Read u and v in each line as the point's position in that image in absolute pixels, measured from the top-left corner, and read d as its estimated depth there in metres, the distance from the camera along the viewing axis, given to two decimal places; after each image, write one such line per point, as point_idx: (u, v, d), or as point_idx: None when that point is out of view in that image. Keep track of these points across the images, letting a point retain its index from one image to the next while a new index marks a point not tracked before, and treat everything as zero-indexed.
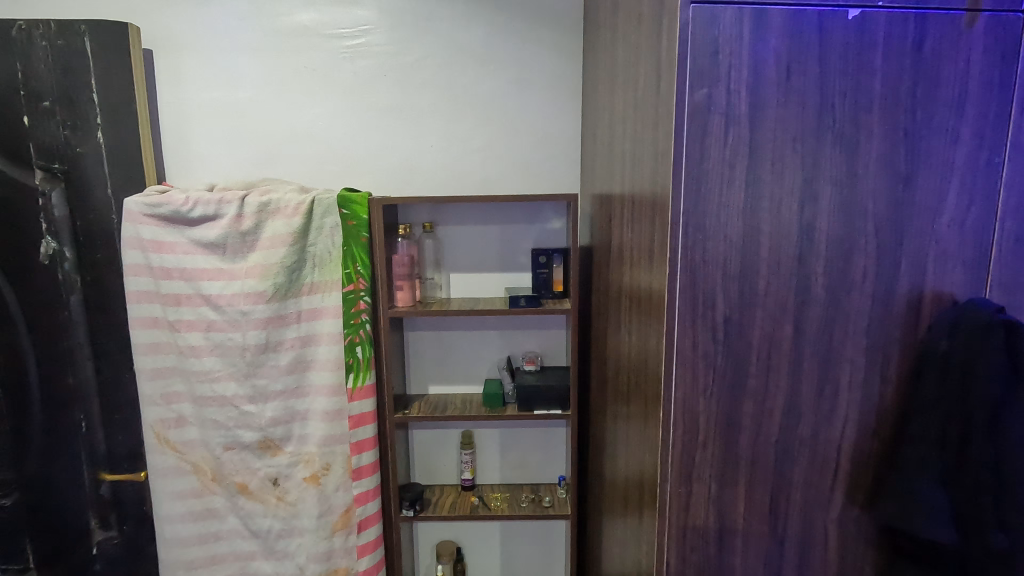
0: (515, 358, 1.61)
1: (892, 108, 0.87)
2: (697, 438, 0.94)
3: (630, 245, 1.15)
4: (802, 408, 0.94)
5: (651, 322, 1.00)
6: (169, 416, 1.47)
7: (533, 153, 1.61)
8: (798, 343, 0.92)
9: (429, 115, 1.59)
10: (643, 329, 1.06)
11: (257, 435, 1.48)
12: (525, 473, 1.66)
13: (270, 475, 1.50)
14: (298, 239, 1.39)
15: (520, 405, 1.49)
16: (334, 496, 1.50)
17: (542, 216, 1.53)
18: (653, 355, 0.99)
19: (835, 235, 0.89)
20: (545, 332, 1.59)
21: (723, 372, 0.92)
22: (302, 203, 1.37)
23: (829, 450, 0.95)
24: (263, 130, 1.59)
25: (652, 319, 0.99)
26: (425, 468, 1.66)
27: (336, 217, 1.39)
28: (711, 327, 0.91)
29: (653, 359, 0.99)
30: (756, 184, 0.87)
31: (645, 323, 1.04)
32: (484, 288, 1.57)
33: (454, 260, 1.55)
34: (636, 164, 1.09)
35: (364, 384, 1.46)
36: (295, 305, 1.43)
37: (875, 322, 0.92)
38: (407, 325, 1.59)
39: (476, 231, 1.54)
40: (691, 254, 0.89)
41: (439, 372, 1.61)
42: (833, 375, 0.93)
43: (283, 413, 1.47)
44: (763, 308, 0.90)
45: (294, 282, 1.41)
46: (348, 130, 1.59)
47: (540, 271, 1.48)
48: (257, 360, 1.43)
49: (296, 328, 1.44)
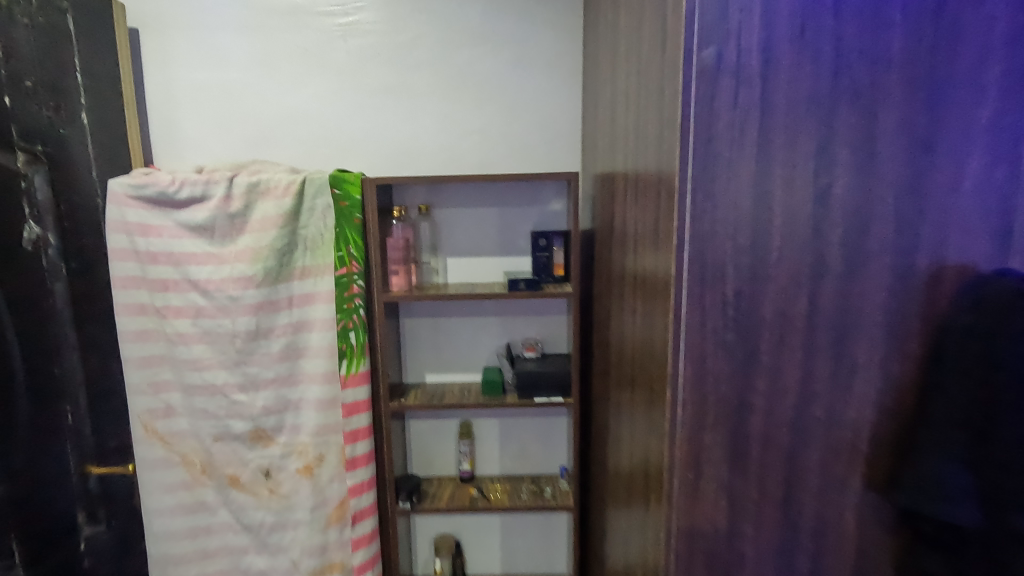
0: (515, 345, 1.56)
1: (912, 68, 0.82)
2: (707, 421, 0.89)
3: (633, 224, 1.10)
4: (816, 388, 0.89)
5: (657, 300, 0.95)
6: (157, 406, 1.42)
7: (533, 134, 1.56)
8: (813, 319, 0.87)
9: (425, 95, 1.54)
10: (648, 309, 1.00)
11: (248, 425, 1.43)
12: (526, 464, 1.61)
13: (262, 466, 1.46)
14: (288, 222, 1.33)
15: (520, 392, 1.44)
16: (328, 488, 1.45)
17: (542, 198, 1.48)
18: (659, 334, 0.94)
19: (852, 203, 0.84)
20: (546, 317, 1.54)
21: (733, 349, 0.87)
22: (293, 182, 1.32)
23: (846, 433, 0.90)
24: (254, 111, 1.53)
25: (658, 297, 0.94)
26: (422, 460, 1.61)
27: (328, 198, 1.33)
28: (721, 302, 0.86)
29: (659, 339, 0.94)
30: (768, 149, 0.82)
31: (650, 303, 0.99)
32: (483, 273, 1.52)
33: (451, 243, 1.50)
34: (639, 139, 1.05)
35: (358, 372, 1.39)
36: (286, 290, 1.37)
37: (893, 296, 0.87)
38: (403, 311, 1.54)
39: (473, 213, 1.49)
40: (700, 224, 0.84)
41: (437, 360, 1.56)
42: (849, 352, 0.88)
43: (275, 402, 1.42)
44: (776, 281, 0.85)
45: (285, 265, 1.36)
46: (340, 111, 1.54)
47: (540, 254, 1.44)
48: (248, 348, 1.38)
49: (287, 314, 1.38)
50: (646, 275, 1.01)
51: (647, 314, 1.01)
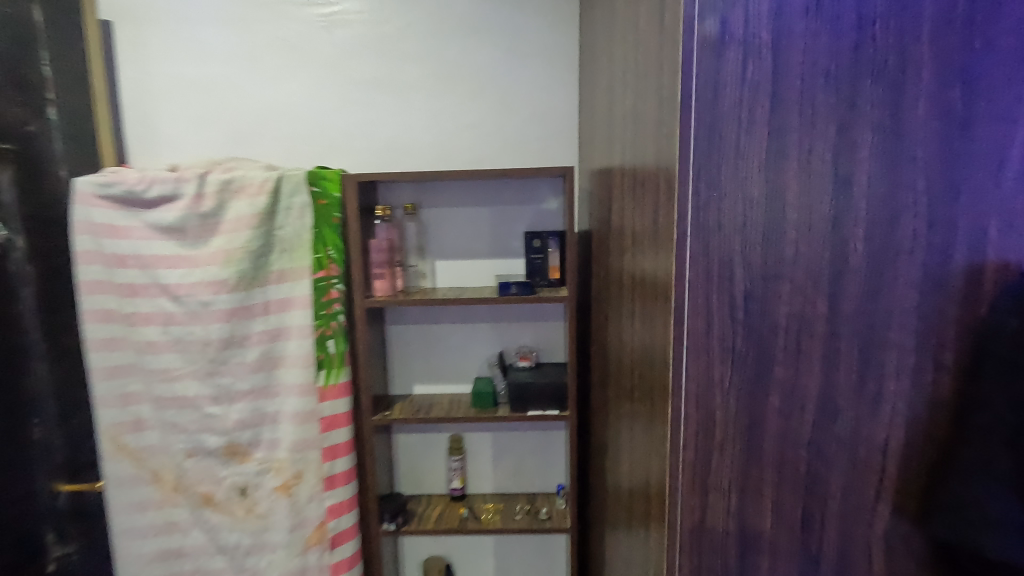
0: (508, 354, 1.46)
1: (946, 37, 0.72)
2: (714, 440, 0.79)
3: (631, 221, 1.00)
4: (839, 402, 0.78)
5: (657, 303, 0.85)
6: (126, 420, 1.33)
7: (527, 129, 1.46)
8: (834, 324, 0.76)
9: (413, 89, 1.45)
10: (648, 314, 0.90)
11: (223, 440, 1.34)
12: (521, 481, 1.51)
13: (237, 484, 1.37)
14: (263, 222, 1.24)
15: (513, 405, 1.34)
16: (306, 508, 1.34)
17: (536, 196, 1.39)
18: (660, 341, 0.84)
19: (878, 191, 0.74)
20: (541, 324, 1.44)
21: (744, 358, 0.77)
22: (268, 180, 1.23)
23: (872, 453, 0.80)
24: (233, 107, 1.45)
25: (658, 300, 0.84)
26: (410, 476, 1.51)
27: (305, 196, 1.24)
28: (728, 305, 0.76)
29: (659, 348, 0.84)
30: (781, 131, 0.73)
31: (650, 307, 0.89)
32: (473, 277, 1.42)
33: (440, 246, 1.41)
34: (636, 128, 0.96)
35: (338, 382, 1.31)
36: (261, 295, 1.28)
37: (925, 297, 0.76)
38: (389, 317, 1.45)
39: (463, 213, 1.40)
40: (704, 216, 0.74)
41: (425, 370, 1.47)
42: (875, 362, 0.77)
43: (250, 415, 1.33)
44: (792, 281, 0.75)
45: (260, 269, 1.27)
46: (323, 106, 1.45)
47: (534, 256, 1.34)
48: (221, 357, 1.30)
49: (263, 321, 1.29)
50: (646, 276, 0.91)
51: (647, 320, 0.91)
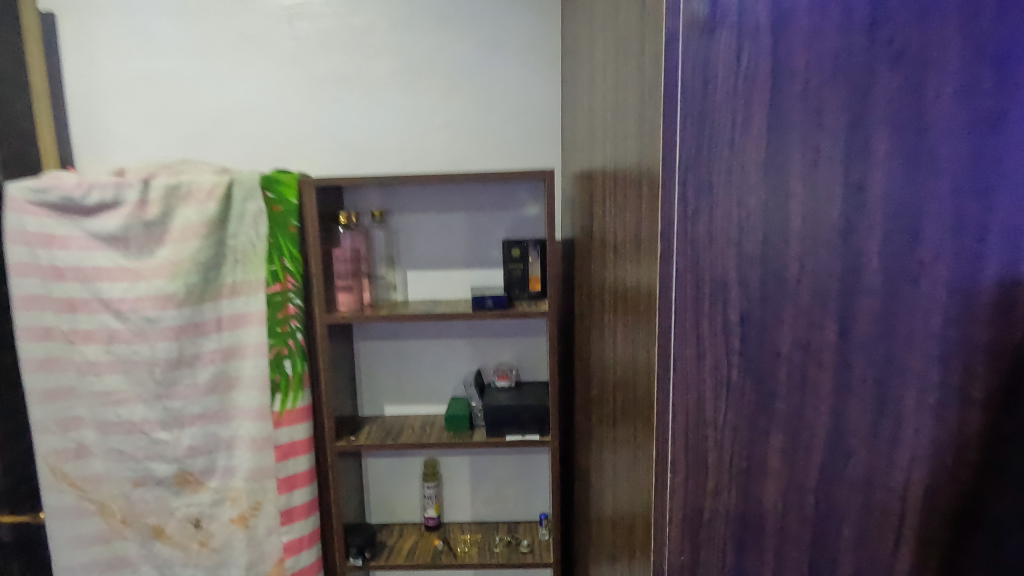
0: (486, 372, 1.35)
1: (974, 18, 0.61)
2: (706, 486, 0.68)
3: (613, 231, 0.89)
4: (850, 442, 0.67)
5: (641, 325, 0.74)
6: (67, 447, 1.22)
7: (507, 129, 1.33)
8: (844, 352, 0.66)
9: (382, 85, 1.32)
10: (632, 336, 0.79)
11: (173, 468, 1.23)
12: (502, 508, 1.39)
13: (190, 516, 1.25)
14: (213, 230, 1.13)
15: (490, 430, 1.22)
16: (265, 542, 1.22)
17: (515, 201, 1.28)
18: (644, 369, 0.74)
19: (896, 196, 0.63)
20: (521, 339, 1.34)
21: (740, 391, 0.66)
22: (217, 184, 1.12)
23: (890, 499, 0.69)
24: (188, 106, 1.34)
25: (642, 322, 0.73)
26: (382, 504, 1.40)
27: (259, 202, 1.13)
28: (722, 329, 0.65)
29: (644, 377, 0.74)
30: (783, 127, 0.62)
31: (633, 329, 0.78)
32: (448, 288, 1.31)
33: (411, 255, 1.30)
34: (617, 128, 0.86)
35: (296, 406, 1.20)
36: (213, 311, 1.17)
37: (951, 321, 0.66)
38: (357, 333, 1.34)
39: (436, 220, 1.29)
40: (692, 227, 0.64)
41: (397, 389, 1.36)
42: (892, 395, 0.67)
43: (203, 441, 1.22)
44: (796, 303, 0.64)
45: (211, 282, 1.16)
46: (285, 104, 1.34)
47: (512, 267, 1.23)
48: (170, 378, 1.18)
49: (216, 339, 1.18)
50: (629, 293, 0.80)
51: (631, 342, 0.80)
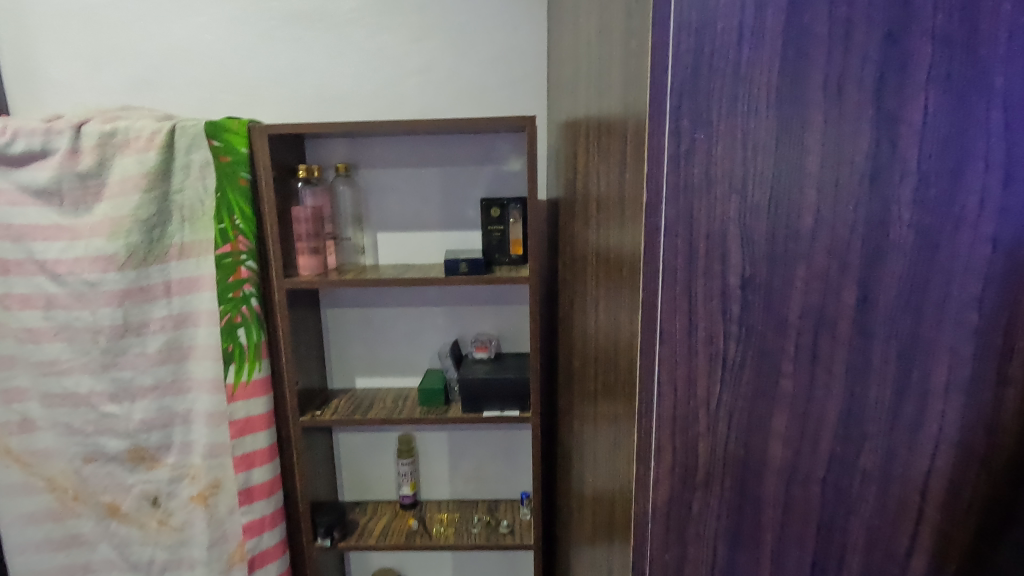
0: (464, 342, 1.25)
1: None
2: (696, 478, 0.58)
3: (597, 182, 0.77)
4: (867, 426, 0.57)
5: (625, 289, 0.63)
6: (10, 420, 1.11)
7: (487, 75, 1.20)
8: (864, 322, 0.55)
9: (347, 24, 1.18)
10: (616, 303, 0.68)
11: (125, 443, 1.13)
12: (482, 486, 1.32)
13: (147, 493, 1.16)
14: (155, 183, 1.02)
15: (466, 406, 1.13)
16: (228, 521, 1.14)
17: (494, 155, 1.16)
18: (627, 341, 0.63)
19: (936, 132, 0.52)
20: (503, 307, 1.23)
21: (739, 368, 0.56)
22: (158, 131, 1.00)
23: (910, 494, 0.59)
24: (133, 47, 1.20)
25: (626, 286, 0.62)
26: (355, 481, 1.32)
27: (205, 152, 1.02)
28: (719, 294, 0.54)
29: (628, 350, 0.63)
30: (801, 44, 0.50)
31: (618, 295, 0.67)
32: (422, 252, 1.20)
33: (381, 215, 1.19)
34: (601, 66, 0.73)
35: (252, 380, 1.08)
36: (160, 274, 1.06)
37: (997, 285, 0.54)
38: (325, 299, 1.23)
39: (408, 176, 1.17)
40: (687, 169, 0.52)
41: (369, 360, 1.26)
42: (919, 372, 0.56)
43: (156, 415, 1.12)
44: (809, 262, 0.53)
45: (156, 242, 1.05)
46: (241, 45, 1.20)
47: (491, 229, 1.12)
48: (116, 347, 1.08)
49: (165, 305, 1.08)
50: (612, 253, 0.69)
51: (615, 310, 0.69)
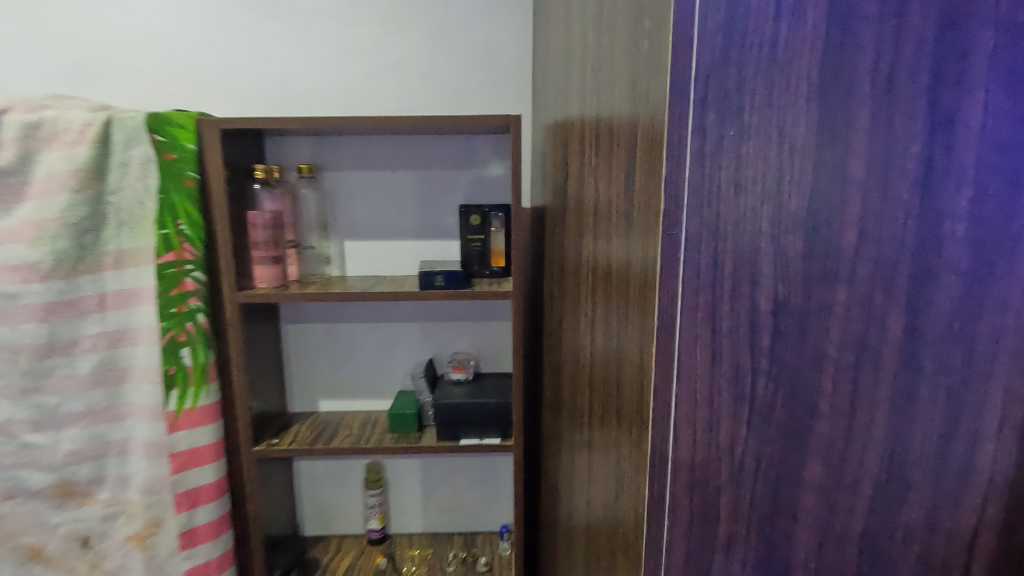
0: (439, 362, 1.15)
1: None
2: (715, 538, 0.49)
3: (596, 189, 0.68)
4: (910, 475, 0.49)
5: (632, 310, 0.54)
6: None
7: (467, 72, 1.10)
8: (909, 354, 0.47)
9: (314, 12, 1.08)
10: (620, 325, 0.58)
11: (50, 477, 0.96)
12: (458, 517, 1.21)
13: (76, 534, 0.99)
14: (88, 183, 0.89)
15: (440, 433, 1.02)
16: (168, 565, 1.00)
17: (475, 158, 1.06)
18: (634, 372, 0.54)
19: (997, 135, 0.44)
20: (482, 324, 1.13)
21: (767, 408, 0.47)
22: (91, 124, 0.88)
23: (957, 554, 0.51)
24: (71, 29, 1.07)
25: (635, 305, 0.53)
26: (317, 514, 1.19)
27: (146, 148, 0.90)
28: (747, 323, 0.45)
29: (643, 383, 0.53)
30: (849, 24, 0.42)
31: (621, 318, 0.58)
32: (394, 263, 1.10)
33: (350, 221, 1.08)
34: (601, 59, 0.65)
35: (197, 407, 0.94)
36: (92, 286, 0.92)
37: None
38: (286, 314, 1.12)
39: (379, 179, 1.07)
40: (712, 173, 0.44)
41: (334, 381, 1.15)
42: (970, 413, 0.48)
43: (87, 445, 0.97)
44: (852, 283, 0.45)
45: (89, 249, 0.91)
46: (195, 33, 1.08)
47: (470, 239, 1.03)
48: (40, 368, 0.93)
49: (99, 321, 0.94)
50: (617, 267, 0.59)
51: (618, 335, 0.59)
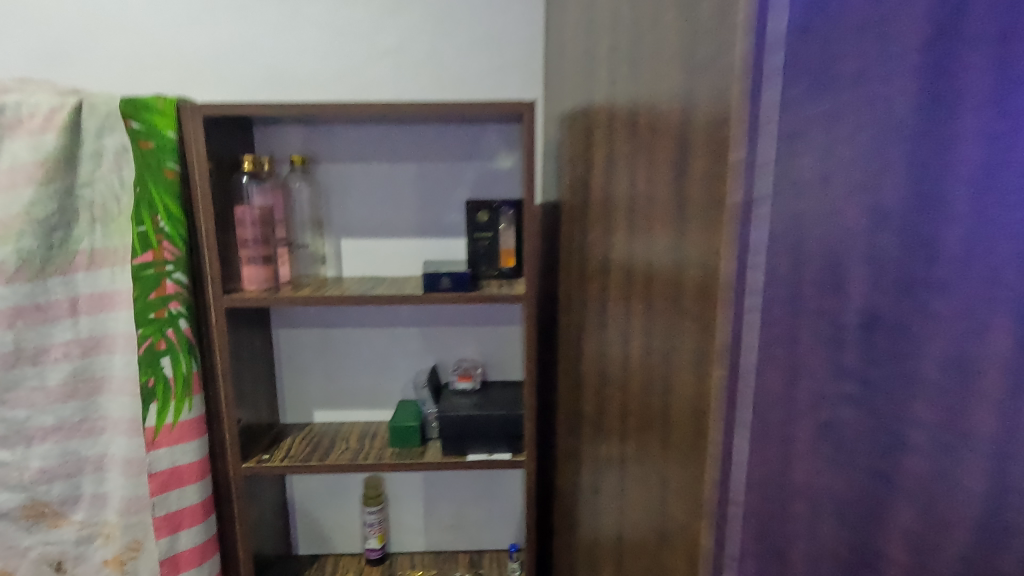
0: (443, 369, 1.07)
1: None
2: None
3: (625, 184, 0.60)
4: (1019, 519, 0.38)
5: (699, 359, 0.43)
6: None
7: (474, 56, 1.02)
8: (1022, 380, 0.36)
9: None
10: (669, 354, 0.49)
11: (17, 498, 0.87)
12: (463, 534, 1.13)
13: (47, 559, 0.90)
14: (57, 175, 0.80)
15: (445, 447, 0.94)
16: None
17: (482, 149, 0.98)
18: (686, 396, 0.45)
19: None
20: (490, 328, 1.05)
21: (854, 441, 0.38)
22: (60, 110, 0.79)
23: None
24: (42, 7, 0.98)
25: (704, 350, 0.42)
26: (313, 531, 1.11)
27: (121, 137, 0.81)
28: (832, 340, 0.37)
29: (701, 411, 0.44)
30: None
31: (670, 333, 0.49)
32: (394, 263, 1.01)
33: (346, 218, 1.00)
34: (635, 32, 0.57)
35: (177, 423, 0.85)
36: (63, 288, 0.84)
37: None
38: (277, 318, 1.04)
39: (378, 172, 0.98)
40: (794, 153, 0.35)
41: (330, 390, 1.07)
42: None
43: (60, 463, 0.88)
44: (957, 288, 0.36)
45: (58, 248, 0.82)
46: (179, 13, 0.99)
47: (478, 237, 0.94)
48: (4, 380, 0.83)
49: (70, 327, 0.85)
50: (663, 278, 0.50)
51: (664, 359, 0.50)
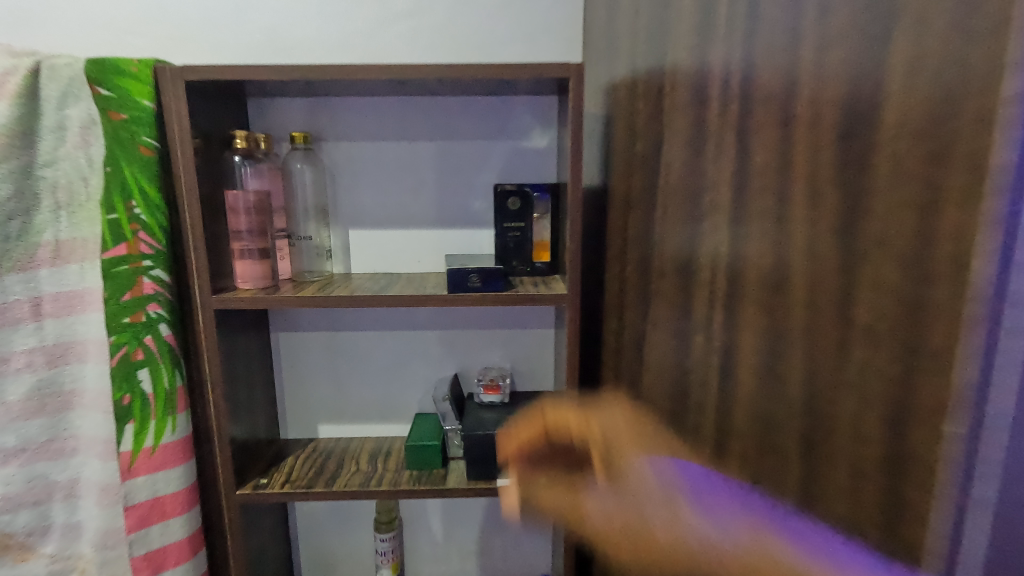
0: (465, 378, 0.94)
1: None
2: None
3: (724, 157, 0.47)
4: None
5: (907, 506, 0.31)
6: None
7: (503, 15, 0.88)
8: None
9: None
10: (825, 463, 0.37)
11: None
12: (487, 563, 1.01)
13: None
14: (11, 149, 0.64)
15: (472, 470, 0.81)
16: None
17: (512, 126, 0.85)
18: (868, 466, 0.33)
19: None
20: (519, 332, 0.93)
21: None
22: (12, 71, 0.64)
23: None
24: None
25: (922, 499, 0.30)
26: (318, 559, 0.99)
27: (88, 107, 0.67)
28: None
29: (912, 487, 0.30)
30: None
31: (822, 369, 0.37)
32: (410, 257, 0.88)
33: (355, 206, 0.87)
34: None
35: (158, 447, 0.73)
36: (22, 285, 0.66)
37: None
38: (278, 320, 0.91)
39: (392, 153, 0.85)
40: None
41: (336, 401, 0.94)
42: None
43: (26, 490, 0.69)
44: None
45: (15, 238, 0.66)
46: None
47: (508, 227, 0.82)
48: None
49: (32, 333, 0.67)
50: (818, 359, 0.37)
51: (812, 458, 0.38)
